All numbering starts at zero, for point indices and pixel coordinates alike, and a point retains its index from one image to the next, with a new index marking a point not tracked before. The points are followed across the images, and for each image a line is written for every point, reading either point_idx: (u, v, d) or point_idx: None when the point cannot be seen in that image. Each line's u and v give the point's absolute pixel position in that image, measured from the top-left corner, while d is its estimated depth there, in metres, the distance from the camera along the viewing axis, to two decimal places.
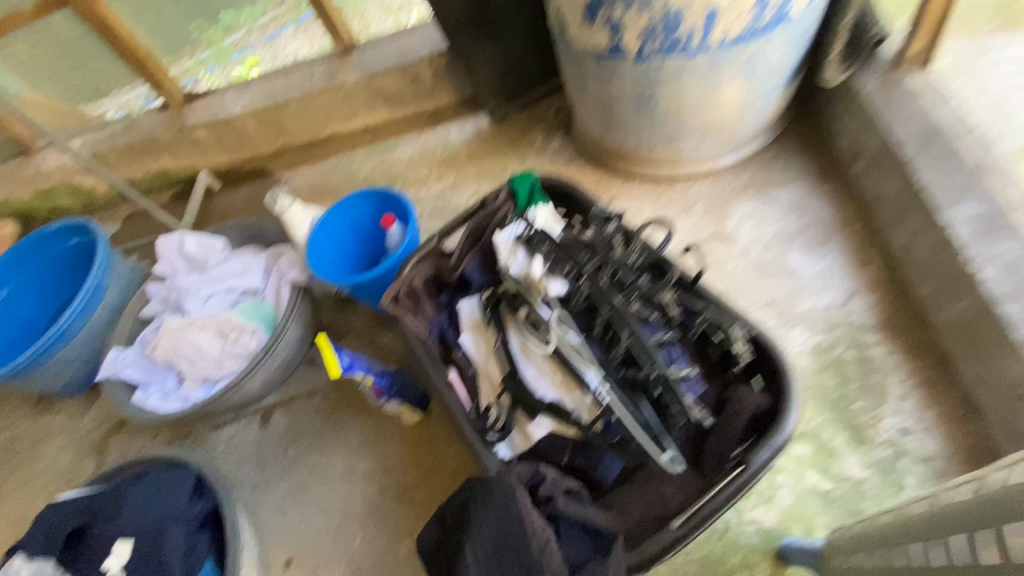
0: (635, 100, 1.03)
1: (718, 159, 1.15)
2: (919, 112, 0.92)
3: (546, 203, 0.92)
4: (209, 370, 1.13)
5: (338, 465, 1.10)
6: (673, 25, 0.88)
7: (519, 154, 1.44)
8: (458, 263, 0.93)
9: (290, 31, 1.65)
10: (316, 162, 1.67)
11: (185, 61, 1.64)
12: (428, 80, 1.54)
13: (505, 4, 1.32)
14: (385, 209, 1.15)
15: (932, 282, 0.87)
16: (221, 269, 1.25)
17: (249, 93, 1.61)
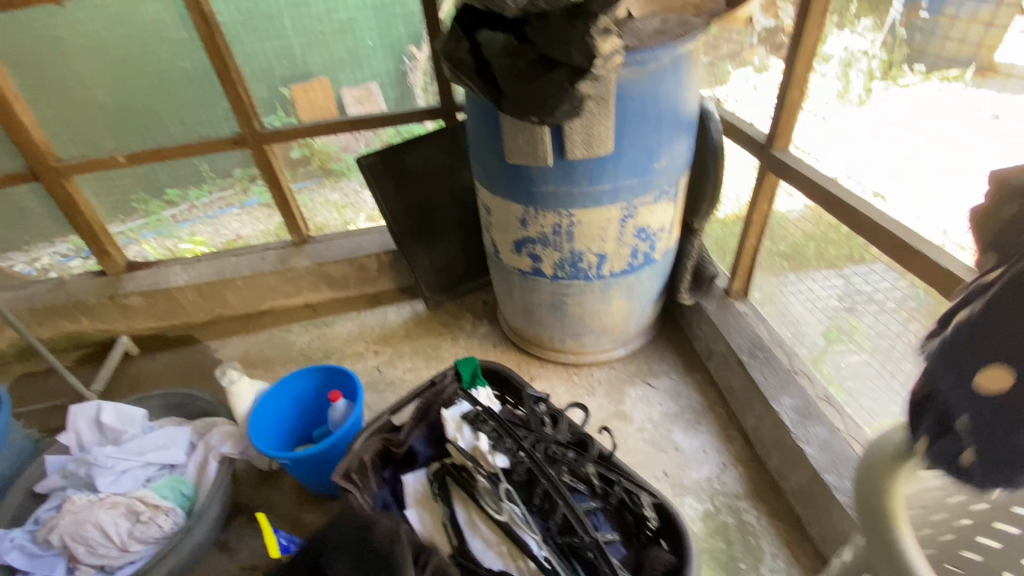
0: (551, 306, 1.33)
1: (613, 351, 1.44)
2: (747, 328, 1.29)
3: (485, 386, 1.09)
4: (108, 558, 1.06)
5: None
6: (577, 259, 1.21)
7: (450, 335, 1.65)
8: (405, 437, 1.03)
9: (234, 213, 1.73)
10: (251, 332, 1.74)
11: (117, 226, 1.68)
12: (372, 270, 1.78)
13: (444, 223, 1.67)
14: (330, 383, 1.24)
15: (778, 455, 1.14)
16: (141, 441, 1.22)
17: (197, 267, 1.72)
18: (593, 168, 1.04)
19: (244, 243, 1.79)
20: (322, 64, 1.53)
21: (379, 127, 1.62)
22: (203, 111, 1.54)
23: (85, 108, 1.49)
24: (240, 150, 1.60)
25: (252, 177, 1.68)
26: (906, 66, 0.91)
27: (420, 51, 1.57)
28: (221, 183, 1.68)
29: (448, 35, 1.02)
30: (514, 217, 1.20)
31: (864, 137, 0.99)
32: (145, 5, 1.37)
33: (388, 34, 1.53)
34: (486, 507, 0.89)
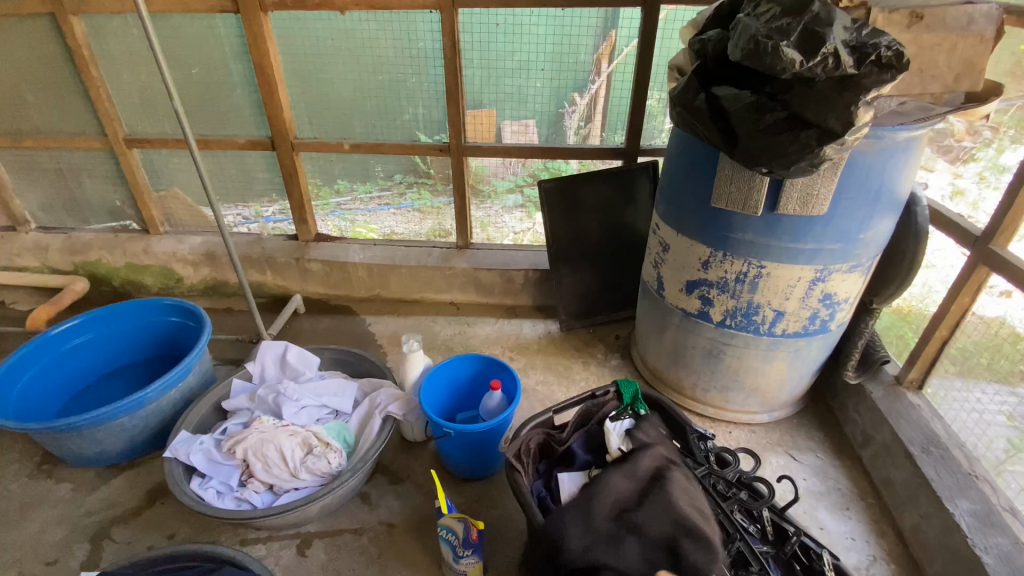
0: (705, 352, 1.35)
1: (756, 415, 1.42)
2: (919, 421, 1.23)
3: (646, 410, 1.11)
4: (280, 478, 1.17)
5: None
6: (752, 312, 1.23)
7: (584, 359, 1.71)
8: (567, 437, 1.08)
9: (391, 211, 1.95)
10: (399, 316, 1.92)
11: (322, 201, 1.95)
12: (517, 284, 1.90)
13: (601, 254, 1.76)
14: (489, 372, 1.34)
15: (942, 561, 1.07)
16: (318, 385, 1.36)
17: (372, 250, 1.94)
18: (800, 227, 1.10)
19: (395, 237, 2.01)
20: (493, 98, 1.72)
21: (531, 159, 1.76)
22: (411, 115, 1.76)
23: (328, 99, 1.75)
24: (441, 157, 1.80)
25: (409, 183, 1.90)
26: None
27: (581, 98, 1.70)
28: (383, 184, 1.91)
29: (680, 87, 1.11)
30: (695, 258, 1.24)
31: None
32: (360, 27, 1.63)
33: (553, 81, 1.68)
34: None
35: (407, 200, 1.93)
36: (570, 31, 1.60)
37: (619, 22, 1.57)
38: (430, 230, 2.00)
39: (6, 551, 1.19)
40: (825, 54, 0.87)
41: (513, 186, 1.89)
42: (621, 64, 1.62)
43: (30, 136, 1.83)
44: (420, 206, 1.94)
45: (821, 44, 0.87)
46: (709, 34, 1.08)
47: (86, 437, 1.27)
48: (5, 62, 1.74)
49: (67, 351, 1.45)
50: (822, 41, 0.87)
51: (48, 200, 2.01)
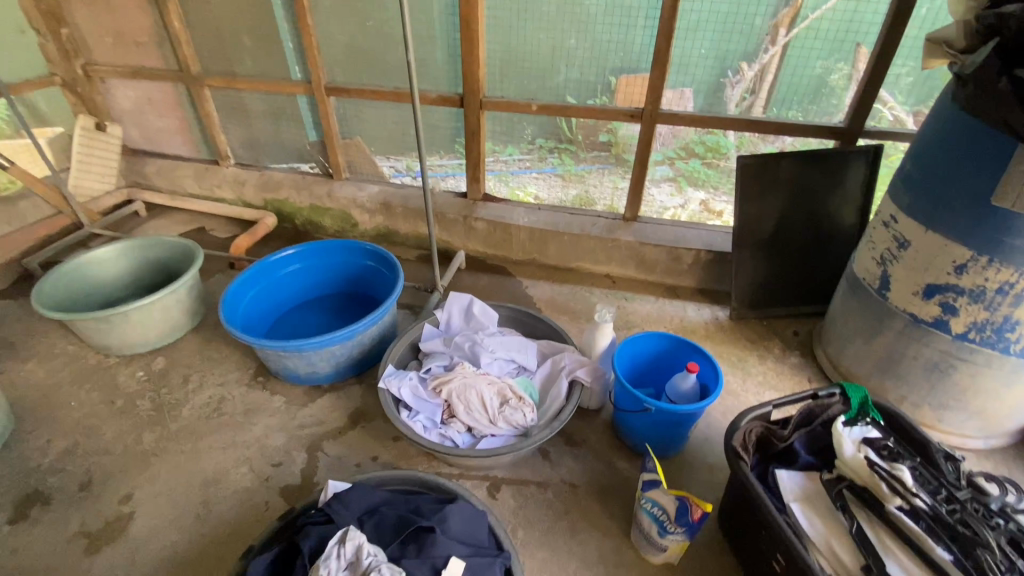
0: (927, 365, 1.23)
1: (970, 440, 1.29)
2: None
3: (876, 418, 1.04)
4: (480, 423, 1.22)
5: (569, 568, 1.09)
6: (1008, 328, 1.10)
7: (756, 352, 1.63)
8: (788, 435, 1.03)
9: (533, 175, 1.96)
10: (558, 283, 1.93)
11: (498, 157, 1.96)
12: (683, 264, 1.83)
13: (788, 243, 1.64)
14: (679, 353, 1.31)
15: None
16: (505, 340, 1.41)
17: (537, 214, 1.95)
18: None
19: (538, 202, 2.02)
20: (652, 62, 1.64)
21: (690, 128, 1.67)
22: (574, 76, 1.73)
23: (521, 58, 1.74)
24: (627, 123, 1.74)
25: (551, 148, 1.89)
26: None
27: (748, 68, 1.59)
28: (523, 148, 1.93)
29: (974, 65, 0.96)
30: (947, 261, 1.11)
31: None
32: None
33: (724, 48, 1.58)
34: (907, 532, 0.85)
35: (549, 164, 1.93)
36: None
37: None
38: (573, 199, 1.99)
39: (237, 446, 1.36)
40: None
41: (659, 159, 1.82)
42: (801, 34, 1.51)
43: (242, 78, 1.99)
44: (561, 172, 1.94)
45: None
46: (1011, 7, 0.90)
47: (304, 358, 1.41)
48: (232, 6, 1.88)
49: (282, 276, 1.61)
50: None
51: (248, 139, 2.20)
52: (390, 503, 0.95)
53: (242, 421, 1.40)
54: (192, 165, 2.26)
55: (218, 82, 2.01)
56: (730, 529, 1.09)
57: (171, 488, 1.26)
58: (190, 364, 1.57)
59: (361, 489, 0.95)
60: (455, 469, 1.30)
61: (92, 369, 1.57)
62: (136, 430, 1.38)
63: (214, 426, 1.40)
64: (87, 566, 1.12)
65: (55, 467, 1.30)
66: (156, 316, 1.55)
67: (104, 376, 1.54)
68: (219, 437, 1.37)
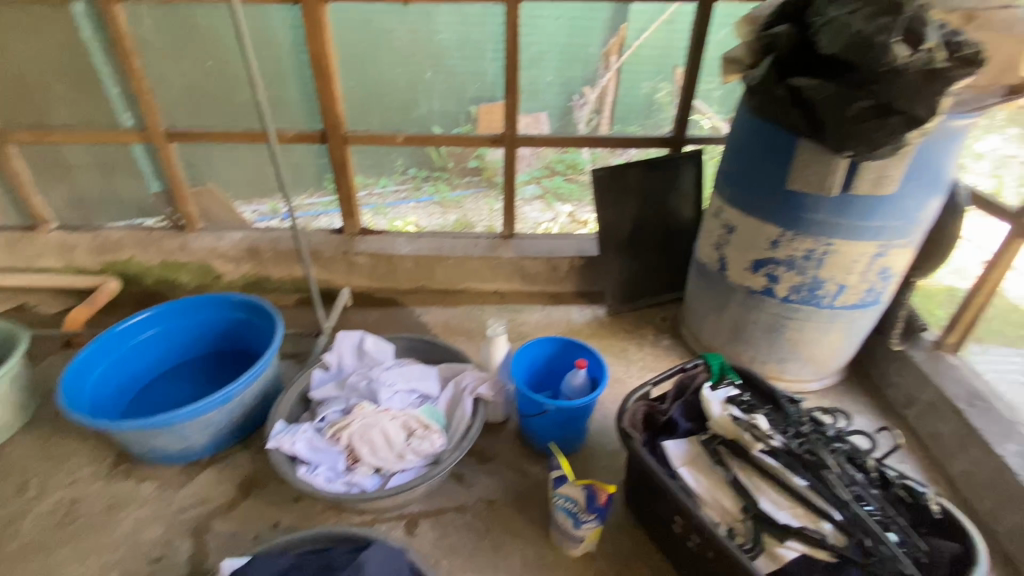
0: (766, 326, 1.46)
1: (807, 383, 1.54)
2: (963, 379, 1.35)
3: (736, 378, 1.20)
4: (387, 461, 1.19)
5: None
6: (817, 286, 1.34)
7: (636, 341, 1.80)
8: (667, 408, 1.16)
9: (411, 205, 1.98)
10: (448, 306, 1.95)
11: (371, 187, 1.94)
12: (562, 271, 1.96)
13: (646, 239, 1.83)
14: (568, 353, 1.39)
15: (998, 502, 1.19)
16: (402, 371, 1.39)
17: (418, 242, 1.96)
18: (871, 206, 1.20)
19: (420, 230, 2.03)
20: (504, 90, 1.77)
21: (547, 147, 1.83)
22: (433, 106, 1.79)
23: (377, 91, 1.76)
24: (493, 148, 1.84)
25: (424, 177, 1.93)
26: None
27: (590, 91, 1.78)
28: (398, 179, 1.93)
29: (759, 79, 1.20)
30: (765, 238, 1.35)
31: None
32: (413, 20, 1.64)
33: (567, 75, 1.75)
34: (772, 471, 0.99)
35: (427, 193, 1.96)
36: (582, 29, 1.68)
37: (629, 17, 1.66)
38: (452, 224, 2.02)
39: (100, 553, 1.16)
40: (926, 49, 0.97)
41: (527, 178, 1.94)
42: (629, 60, 1.72)
43: (57, 130, 1.75)
44: (439, 199, 1.98)
45: (919, 39, 0.98)
46: (778, 30, 1.17)
47: (177, 432, 1.25)
48: (35, 50, 1.66)
49: (137, 345, 1.43)
50: (920, 38, 0.98)
51: (73, 196, 1.92)
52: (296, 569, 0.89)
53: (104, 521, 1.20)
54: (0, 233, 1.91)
55: (24, 136, 1.74)
56: (635, 507, 1.17)
57: None
58: (24, 469, 1.31)
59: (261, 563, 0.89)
60: (368, 514, 1.24)
61: None
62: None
63: (67, 535, 1.18)
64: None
65: None
66: None
67: None
68: (74, 548, 1.16)
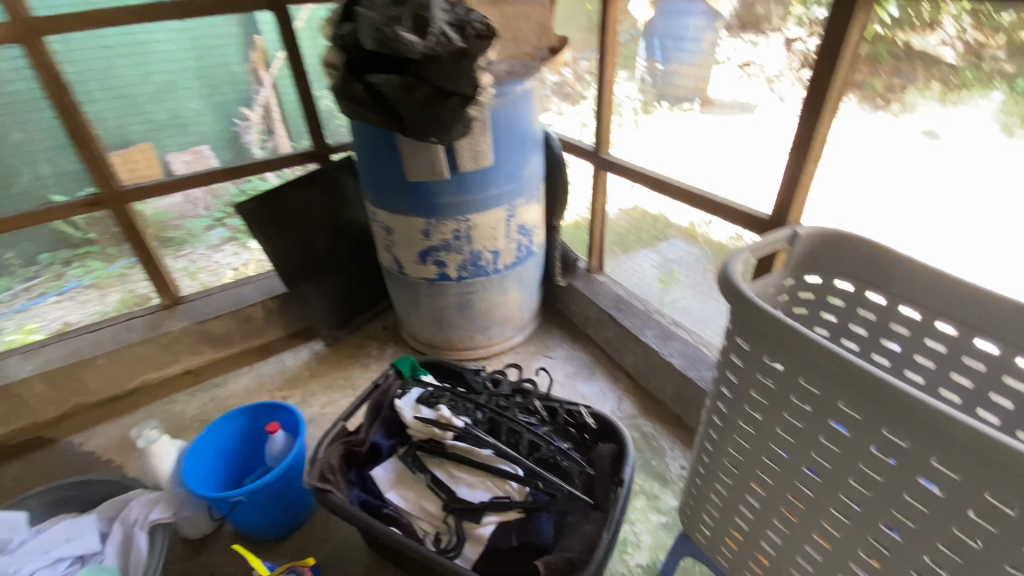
0: (457, 307, 1.53)
1: (512, 339, 1.69)
2: (609, 292, 1.66)
3: (426, 375, 1.21)
4: None
5: None
6: (476, 259, 1.44)
7: (360, 363, 1.72)
8: (365, 435, 1.11)
9: (52, 300, 1.58)
10: (123, 414, 1.55)
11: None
12: (260, 320, 1.74)
13: (332, 258, 1.73)
14: (262, 420, 1.22)
15: (653, 377, 1.49)
16: (32, 543, 1.02)
17: (41, 354, 1.47)
18: (480, 178, 1.31)
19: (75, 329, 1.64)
20: (141, 133, 1.51)
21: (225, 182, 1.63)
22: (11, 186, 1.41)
23: None
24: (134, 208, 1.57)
25: (64, 261, 1.55)
26: (657, 103, 1.36)
27: (252, 111, 1.63)
28: (24, 273, 1.52)
29: (340, 82, 1.17)
30: (416, 230, 1.38)
31: (657, 143, 1.40)
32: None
33: (212, 99, 1.56)
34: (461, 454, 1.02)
35: (73, 278, 1.59)
36: (208, 47, 1.50)
37: (257, 27, 1.54)
38: (121, 303, 1.67)
39: None
40: (435, 32, 1.03)
41: (210, 222, 1.73)
42: (278, 71, 1.61)
43: None
44: (93, 279, 1.61)
45: (426, 25, 1.04)
46: (341, 30, 1.14)
47: None
48: None
49: None
50: (427, 23, 1.04)
51: None
52: None
53: None
54: None
55: None
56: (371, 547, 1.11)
57: None
58: None
59: None
60: None
61: None
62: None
63: None
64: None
65: None
66: None
67: None
68: None
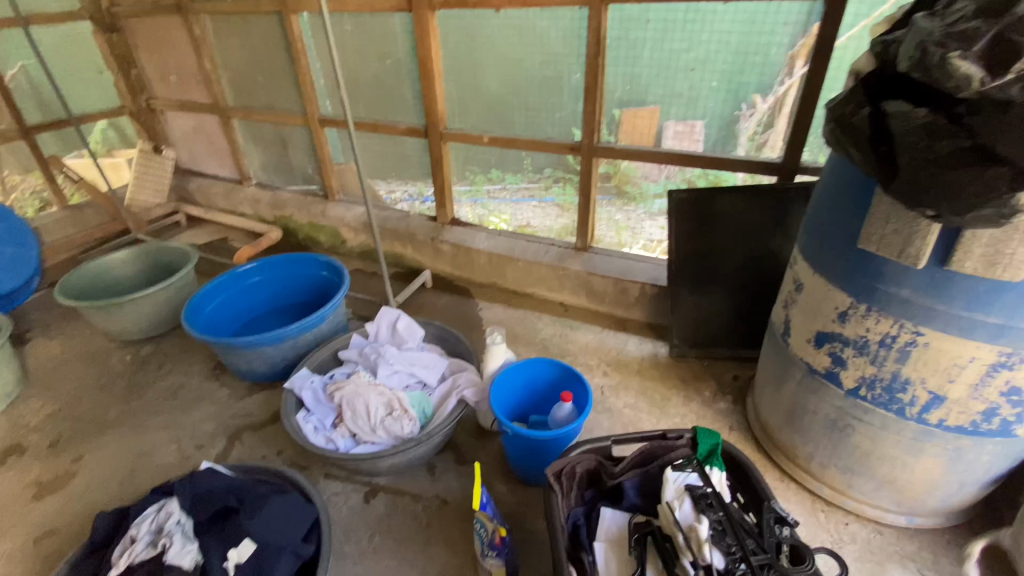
0: (825, 421, 1.12)
1: (887, 513, 1.14)
2: None
3: (720, 468, 0.97)
4: (363, 429, 1.32)
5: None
6: (899, 389, 0.98)
7: (685, 395, 1.51)
8: (620, 473, 1.00)
9: (534, 204, 1.94)
10: (510, 306, 1.96)
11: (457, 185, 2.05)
12: (631, 296, 1.75)
13: (729, 278, 1.54)
14: (563, 382, 1.30)
15: None
16: (414, 355, 1.50)
17: (497, 239, 2.00)
18: (986, 291, 0.83)
19: (532, 232, 1.99)
20: (658, 94, 1.57)
21: (680, 166, 1.58)
22: (541, 109, 1.74)
23: (474, 91, 1.81)
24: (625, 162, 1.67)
25: (557, 177, 1.85)
26: None
27: (762, 101, 1.46)
28: (533, 177, 1.90)
29: (835, 111, 0.92)
30: (831, 307, 1.03)
31: None
32: (539, 20, 1.60)
33: (733, 79, 1.47)
34: None
35: (552, 194, 1.90)
36: (762, 22, 1.38)
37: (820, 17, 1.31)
38: (561, 228, 1.94)
39: (174, 428, 1.53)
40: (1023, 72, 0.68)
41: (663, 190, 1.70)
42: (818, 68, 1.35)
43: (257, 111, 2.29)
44: (561, 201, 1.89)
45: (1017, 56, 0.68)
46: (898, 35, 0.85)
47: (251, 356, 1.57)
48: (248, 51, 2.20)
49: (245, 286, 1.81)
50: (1021, 53, 0.68)
51: (266, 163, 2.49)
52: (234, 494, 1.07)
53: (185, 406, 1.60)
54: (221, 184, 2.61)
55: (240, 114, 2.34)
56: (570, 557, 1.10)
57: (114, 455, 1.47)
58: (167, 355, 1.81)
59: (202, 473, 1.10)
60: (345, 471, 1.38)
61: (96, 350, 1.84)
62: (103, 406, 1.63)
63: (159, 409, 1.60)
64: (28, 511, 1.33)
65: (36, 426, 1.56)
66: (147, 308, 1.79)
67: (98, 357, 1.81)
68: (160, 416, 1.58)
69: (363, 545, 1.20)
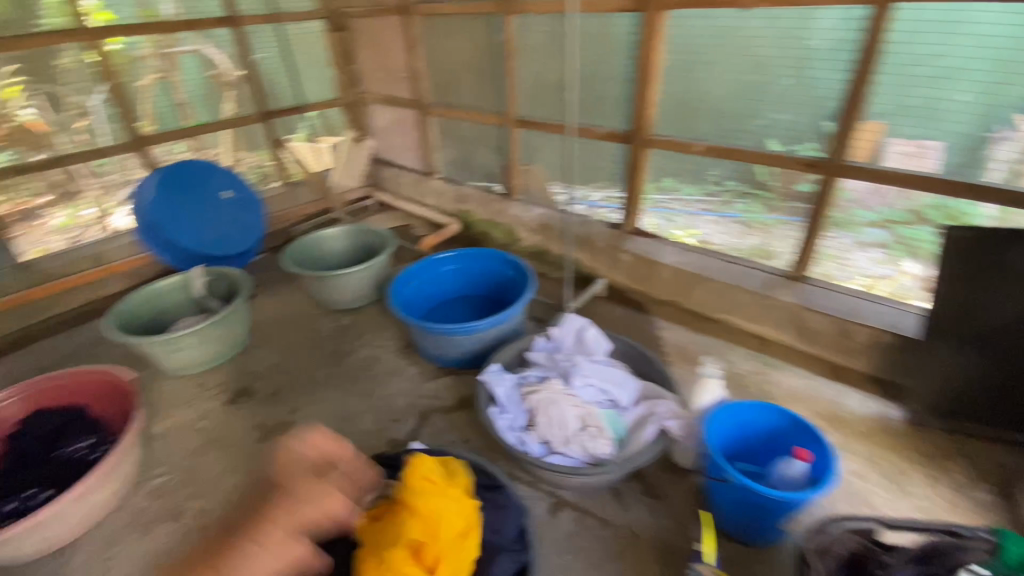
0: None
1: None
2: None
3: None
4: (556, 439, 1.29)
5: None
6: None
7: (930, 475, 1.26)
8: (892, 563, 0.88)
9: (711, 219, 1.79)
10: (696, 331, 1.81)
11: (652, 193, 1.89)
12: (856, 343, 1.51)
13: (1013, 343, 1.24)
14: (791, 436, 1.16)
15: None
16: (605, 369, 1.44)
17: (689, 256, 1.83)
18: None
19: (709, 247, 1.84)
20: (883, 107, 1.34)
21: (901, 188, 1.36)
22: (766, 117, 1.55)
23: (693, 96, 1.66)
24: (825, 176, 1.48)
25: (742, 192, 1.68)
26: None
27: None
28: (711, 191, 1.76)
29: None
30: None
31: None
32: (746, 24, 1.47)
33: (989, 95, 1.20)
34: None
35: (733, 210, 1.73)
36: None
37: None
38: (751, 249, 1.75)
39: (371, 399, 1.66)
40: None
41: (876, 220, 1.46)
42: None
43: (456, 108, 2.39)
44: (746, 219, 1.72)
45: None
46: None
47: (441, 342, 1.64)
48: (457, 50, 2.29)
49: (436, 272, 1.90)
50: None
51: (454, 158, 2.61)
52: None
53: (380, 379, 1.72)
54: (410, 174, 2.80)
55: (440, 110, 2.47)
56: None
57: (322, 414, 1.62)
58: (364, 329, 1.97)
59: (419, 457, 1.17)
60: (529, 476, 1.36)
61: (306, 314, 2.07)
62: (313, 367, 1.81)
63: (358, 378, 1.75)
64: (255, 450, 1.51)
65: (260, 375, 1.79)
66: (353, 284, 1.97)
67: (308, 321, 2.03)
68: (358, 384, 1.72)
69: (551, 560, 1.16)
